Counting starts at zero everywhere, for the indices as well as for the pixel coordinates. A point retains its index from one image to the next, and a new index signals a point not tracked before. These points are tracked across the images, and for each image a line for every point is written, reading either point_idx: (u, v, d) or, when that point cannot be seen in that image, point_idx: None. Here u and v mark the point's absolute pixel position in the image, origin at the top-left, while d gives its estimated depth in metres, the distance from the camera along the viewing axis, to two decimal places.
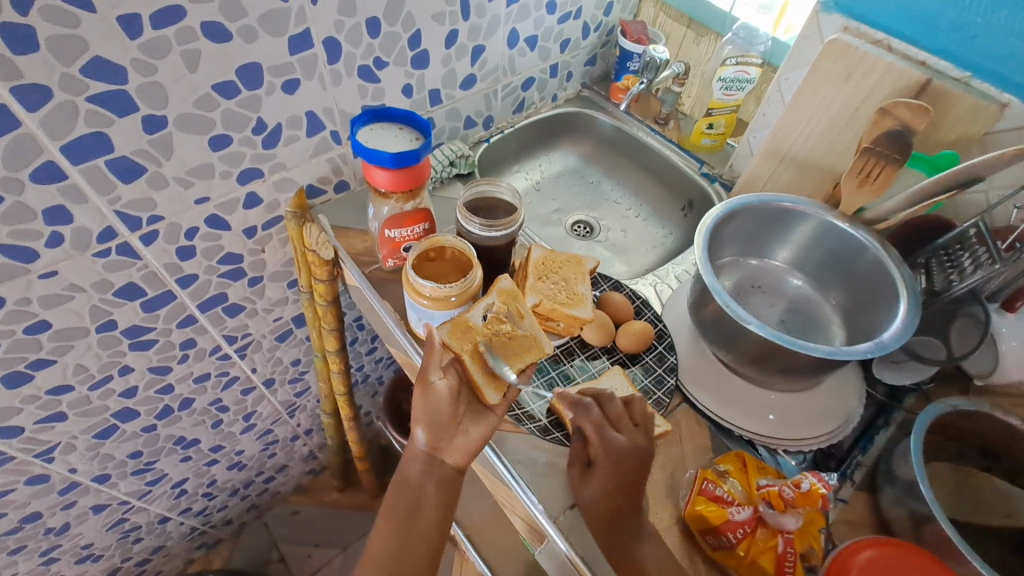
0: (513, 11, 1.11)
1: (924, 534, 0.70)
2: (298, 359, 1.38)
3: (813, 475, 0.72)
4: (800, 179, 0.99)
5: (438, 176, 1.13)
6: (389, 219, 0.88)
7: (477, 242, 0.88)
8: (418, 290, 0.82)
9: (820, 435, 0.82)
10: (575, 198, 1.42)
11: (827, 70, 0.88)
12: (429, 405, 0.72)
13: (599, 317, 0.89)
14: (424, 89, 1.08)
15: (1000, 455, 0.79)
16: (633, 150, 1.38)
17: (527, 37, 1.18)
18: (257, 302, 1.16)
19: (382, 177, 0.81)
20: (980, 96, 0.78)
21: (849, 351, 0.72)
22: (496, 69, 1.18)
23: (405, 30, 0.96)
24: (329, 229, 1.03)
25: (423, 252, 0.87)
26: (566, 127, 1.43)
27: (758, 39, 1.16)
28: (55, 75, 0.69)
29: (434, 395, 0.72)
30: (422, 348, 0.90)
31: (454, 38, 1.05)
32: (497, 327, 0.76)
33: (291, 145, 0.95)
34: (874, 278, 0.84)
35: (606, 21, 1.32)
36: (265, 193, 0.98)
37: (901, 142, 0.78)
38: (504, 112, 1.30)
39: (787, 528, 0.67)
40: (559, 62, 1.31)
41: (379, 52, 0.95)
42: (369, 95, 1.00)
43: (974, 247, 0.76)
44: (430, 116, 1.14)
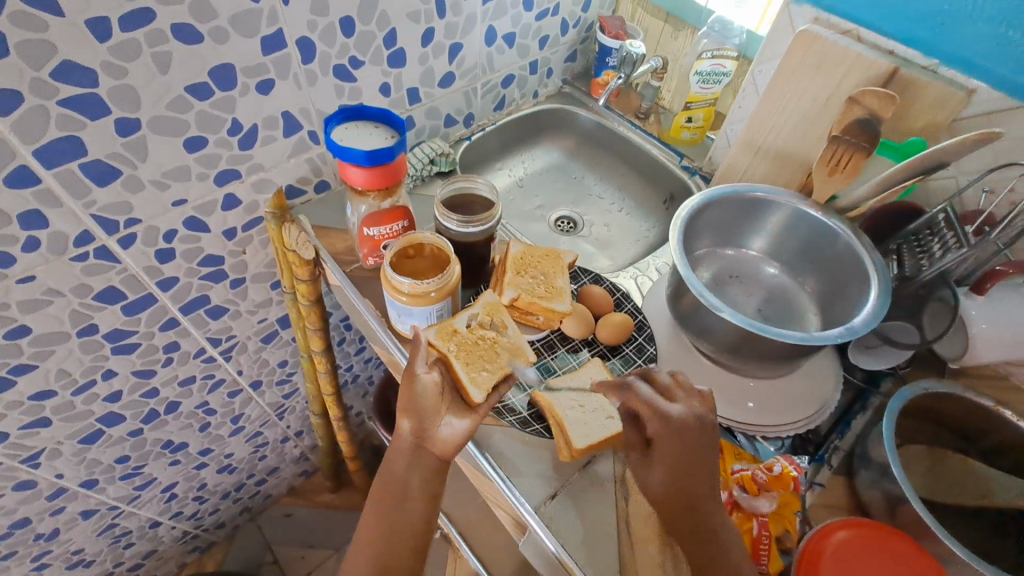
0: (489, 9, 1.11)
1: (898, 515, 0.71)
2: (285, 361, 1.38)
3: (785, 458, 0.73)
4: (776, 170, 1.00)
5: (418, 174, 1.14)
6: (367, 217, 0.89)
7: (455, 238, 0.90)
8: (396, 287, 0.82)
9: (797, 421, 0.83)
10: (558, 193, 1.43)
11: (798, 62, 0.89)
12: (414, 394, 0.74)
13: (578, 309, 0.89)
14: (401, 87, 1.08)
15: (975, 436, 0.80)
16: (615, 146, 1.38)
17: (505, 35, 1.19)
18: (240, 303, 1.16)
19: (358, 175, 0.81)
20: (946, 83, 0.79)
21: (820, 337, 0.73)
22: (474, 67, 1.18)
23: (380, 30, 0.96)
24: (309, 229, 1.03)
25: (401, 250, 0.88)
26: (548, 123, 1.43)
27: (733, 32, 1.17)
28: (25, 78, 0.68)
29: (420, 383, 0.74)
30: (403, 345, 0.90)
31: (430, 37, 1.05)
32: (480, 332, 0.81)
33: (268, 146, 0.96)
34: (846, 265, 0.85)
35: (584, 18, 1.32)
36: (244, 194, 0.98)
37: (870, 130, 0.80)
38: (484, 109, 1.30)
39: (761, 511, 0.68)
40: (539, 59, 1.32)
41: (354, 52, 0.96)
42: (346, 94, 1.00)
43: (943, 232, 0.78)
44: (409, 115, 1.14)
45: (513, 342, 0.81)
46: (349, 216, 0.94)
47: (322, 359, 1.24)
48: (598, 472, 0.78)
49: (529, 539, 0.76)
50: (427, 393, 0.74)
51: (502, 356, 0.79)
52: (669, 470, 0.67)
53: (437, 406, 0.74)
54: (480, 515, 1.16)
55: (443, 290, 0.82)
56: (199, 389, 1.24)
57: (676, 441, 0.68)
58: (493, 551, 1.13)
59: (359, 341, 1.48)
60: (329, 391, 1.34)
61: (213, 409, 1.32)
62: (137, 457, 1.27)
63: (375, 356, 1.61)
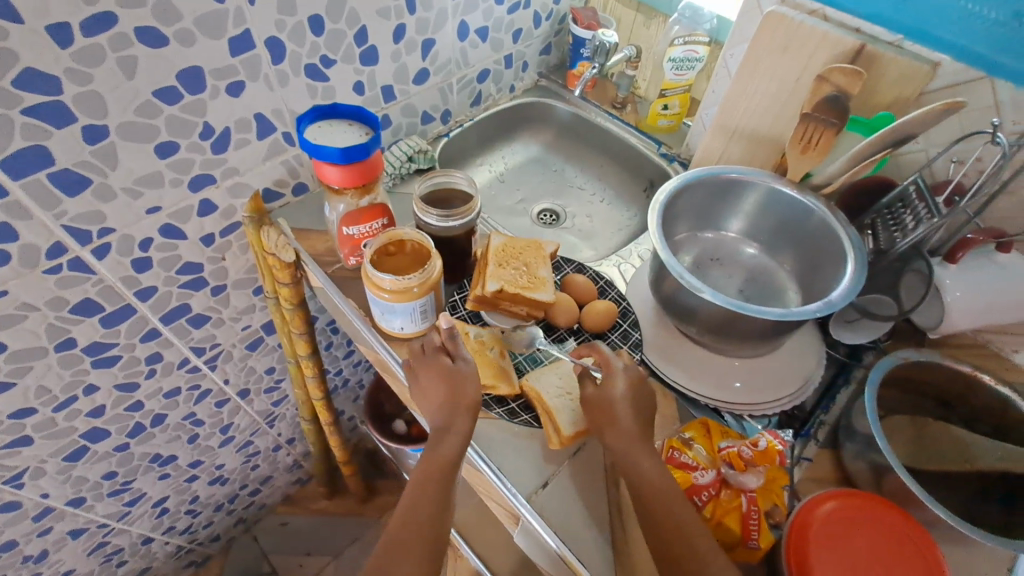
0: (460, 3, 1.11)
1: (884, 483, 0.72)
2: (272, 368, 1.37)
3: (770, 433, 0.74)
4: (751, 151, 1.01)
5: (397, 172, 1.13)
6: (345, 215, 0.88)
7: (436, 233, 0.89)
8: (378, 284, 0.81)
9: (784, 397, 0.84)
10: (540, 186, 1.43)
11: (768, 43, 0.89)
12: (444, 384, 0.76)
13: (562, 299, 0.89)
14: (375, 85, 1.07)
15: (955, 403, 0.82)
16: (593, 137, 1.39)
17: (477, 29, 1.18)
18: (223, 311, 1.15)
19: (333, 173, 0.81)
20: (912, 58, 0.81)
21: (799, 313, 0.74)
22: (448, 62, 1.18)
23: (350, 27, 0.96)
24: (289, 232, 1.03)
25: (382, 247, 0.87)
26: (527, 117, 1.43)
27: (704, 18, 1.18)
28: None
29: (452, 374, 0.76)
30: (389, 344, 0.89)
31: (402, 33, 1.04)
32: (480, 349, 0.83)
33: (242, 149, 0.95)
34: (823, 241, 0.86)
35: (556, 10, 1.32)
36: (220, 200, 0.97)
37: (839, 106, 0.81)
38: (461, 105, 1.30)
39: (749, 487, 0.69)
40: (513, 53, 1.32)
41: (325, 51, 0.95)
42: (319, 94, 0.99)
43: (915, 204, 0.79)
44: (385, 113, 1.13)
45: (506, 373, 0.82)
46: (327, 216, 0.93)
47: (309, 361, 1.23)
48: (588, 459, 0.78)
49: (524, 529, 0.76)
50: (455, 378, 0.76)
51: (492, 380, 0.81)
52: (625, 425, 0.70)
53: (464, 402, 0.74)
54: (476, 511, 1.16)
55: (426, 284, 0.82)
56: (185, 400, 1.22)
57: (618, 409, 0.71)
58: (490, 546, 1.13)
59: (346, 344, 1.46)
60: (317, 396, 1.33)
61: (201, 420, 1.30)
62: (125, 472, 1.25)
63: (364, 359, 1.60)
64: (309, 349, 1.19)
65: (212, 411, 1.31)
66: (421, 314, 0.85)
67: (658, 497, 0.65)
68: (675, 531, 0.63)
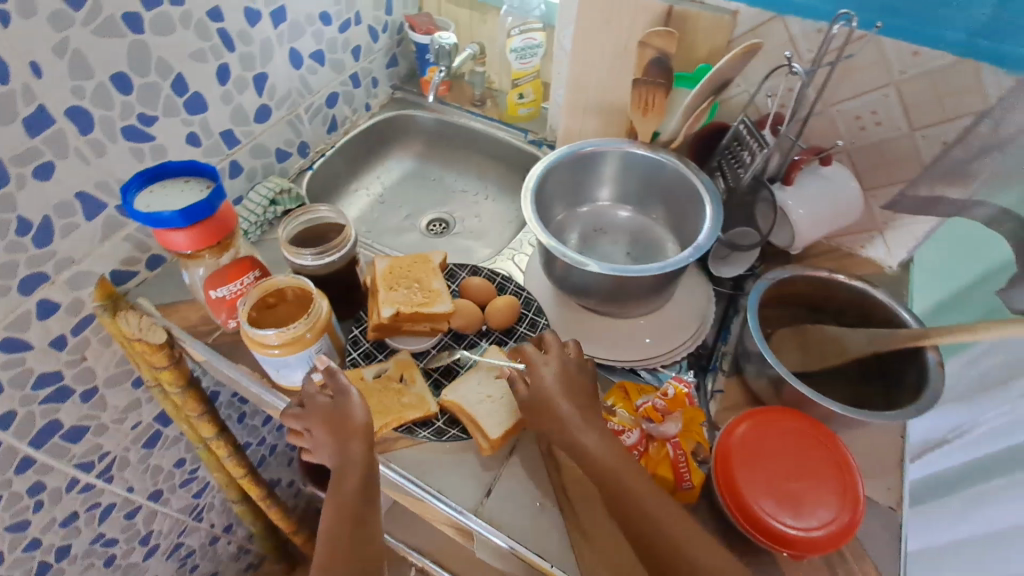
0: (284, 31, 1.06)
1: (784, 393, 0.79)
2: (182, 459, 1.24)
3: (677, 379, 0.77)
4: (606, 121, 1.05)
5: (262, 219, 1.06)
6: (210, 278, 0.81)
7: (315, 274, 0.85)
8: (263, 341, 0.75)
9: (686, 340, 0.90)
10: (422, 198, 1.40)
11: (589, 19, 0.94)
12: (335, 422, 0.73)
13: (462, 306, 0.88)
14: (213, 133, 0.99)
15: (825, 306, 0.91)
16: (461, 138, 1.39)
17: (311, 54, 1.14)
18: (103, 415, 1.02)
19: (180, 239, 0.74)
20: (714, 10, 0.88)
21: (676, 262, 0.79)
22: (289, 94, 1.12)
23: (164, 78, 0.88)
24: (152, 311, 0.93)
25: (260, 301, 0.81)
26: (390, 132, 1.40)
27: (532, 5, 1.22)
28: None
29: (337, 412, 0.72)
30: (293, 398, 0.83)
31: (227, 74, 0.98)
32: (384, 382, 0.81)
33: (71, 235, 0.84)
34: (682, 191, 0.92)
35: (390, 21, 1.31)
36: (61, 296, 0.86)
37: (664, 67, 0.86)
38: (317, 134, 1.24)
39: (670, 434, 0.72)
40: (358, 71, 1.28)
41: (141, 109, 0.86)
42: (148, 155, 0.90)
43: (747, 141, 0.86)
44: (233, 160, 1.06)
45: (418, 398, 0.80)
46: (190, 285, 0.85)
47: (219, 441, 1.12)
48: (523, 454, 0.78)
49: (481, 542, 0.75)
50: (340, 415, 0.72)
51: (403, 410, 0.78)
52: (571, 406, 0.69)
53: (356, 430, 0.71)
54: (438, 538, 1.13)
55: (311, 328, 0.77)
56: (86, 522, 1.11)
57: (555, 399, 0.70)
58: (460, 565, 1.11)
59: (261, 409, 1.36)
60: (241, 474, 1.22)
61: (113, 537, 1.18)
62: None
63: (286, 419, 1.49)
64: (218, 427, 1.09)
65: (125, 524, 1.19)
66: (319, 361, 0.80)
67: (613, 473, 0.65)
68: (634, 502, 0.63)
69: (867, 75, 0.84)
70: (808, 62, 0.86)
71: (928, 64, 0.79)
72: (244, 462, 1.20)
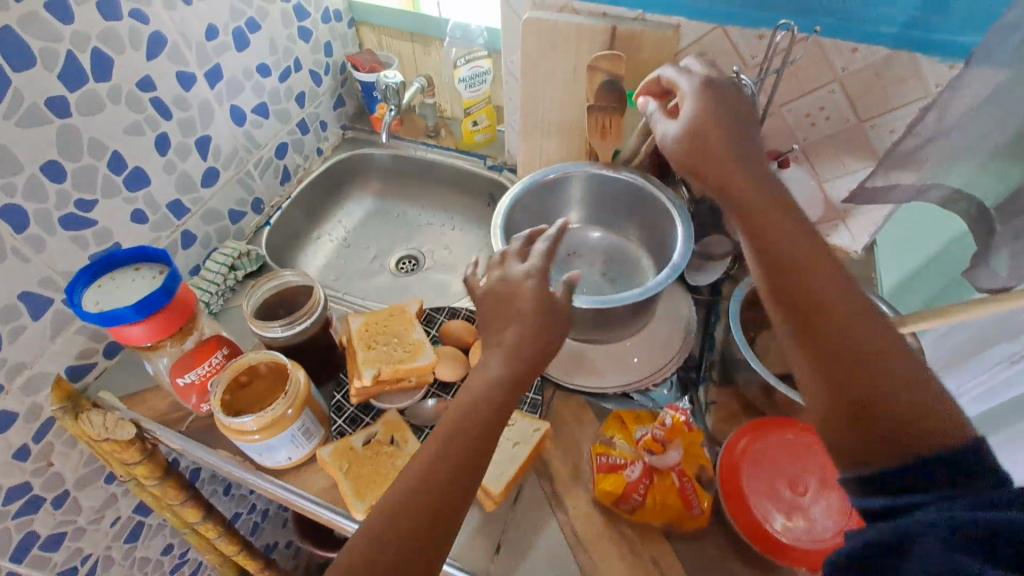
0: (222, 90, 1.02)
1: (777, 398, 0.79)
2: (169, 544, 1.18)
3: (672, 407, 0.76)
4: (565, 143, 1.04)
5: (224, 287, 1.01)
6: (174, 366, 0.77)
7: (286, 344, 0.81)
8: (241, 429, 0.71)
9: (674, 356, 0.90)
10: (388, 236, 1.36)
11: (535, 47, 0.93)
12: (485, 394, 0.56)
13: (445, 354, 0.86)
14: (160, 206, 0.94)
15: None
16: (420, 171, 1.36)
17: (253, 109, 1.10)
18: (80, 517, 0.96)
19: (137, 333, 0.69)
20: (657, 27, 0.87)
21: (656, 285, 0.78)
22: (236, 153, 1.08)
23: (99, 159, 0.83)
24: (117, 405, 0.88)
25: (232, 383, 0.77)
26: (347, 174, 1.36)
27: (474, 34, 1.20)
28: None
29: (547, 294, 0.61)
30: (281, 478, 0.79)
31: (166, 142, 0.93)
32: (375, 448, 0.77)
33: (18, 340, 0.78)
34: (650, 208, 0.92)
35: (331, 62, 1.27)
36: (15, 404, 0.80)
37: (616, 90, 0.86)
38: (271, 187, 1.20)
39: (674, 462, 0.71)
40: (305, 117, 1.24)
41: (78, 194, 0.81)
42: (93, 241, 0.85)
43: None
44: (185, 229, 1.01)
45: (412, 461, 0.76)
46: (155, 375, 0.80)
47: (208, 522, 1.07)
48: (527, 501, 0.76)
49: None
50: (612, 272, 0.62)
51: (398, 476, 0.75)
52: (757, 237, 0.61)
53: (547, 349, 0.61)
54: None
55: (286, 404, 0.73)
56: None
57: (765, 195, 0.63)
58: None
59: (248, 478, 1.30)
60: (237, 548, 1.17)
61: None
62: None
63: None
64: (206, 508, 1.04)
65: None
66: (304, 436, 0.76)
67: (818, 290, 0.56)
68: (878, 358, 0.52)
69: (812, 75, 0.85)
70: (754, 69, 0.87)
71: (869, 59, 0.80)
72: (237, 539, 1.15)
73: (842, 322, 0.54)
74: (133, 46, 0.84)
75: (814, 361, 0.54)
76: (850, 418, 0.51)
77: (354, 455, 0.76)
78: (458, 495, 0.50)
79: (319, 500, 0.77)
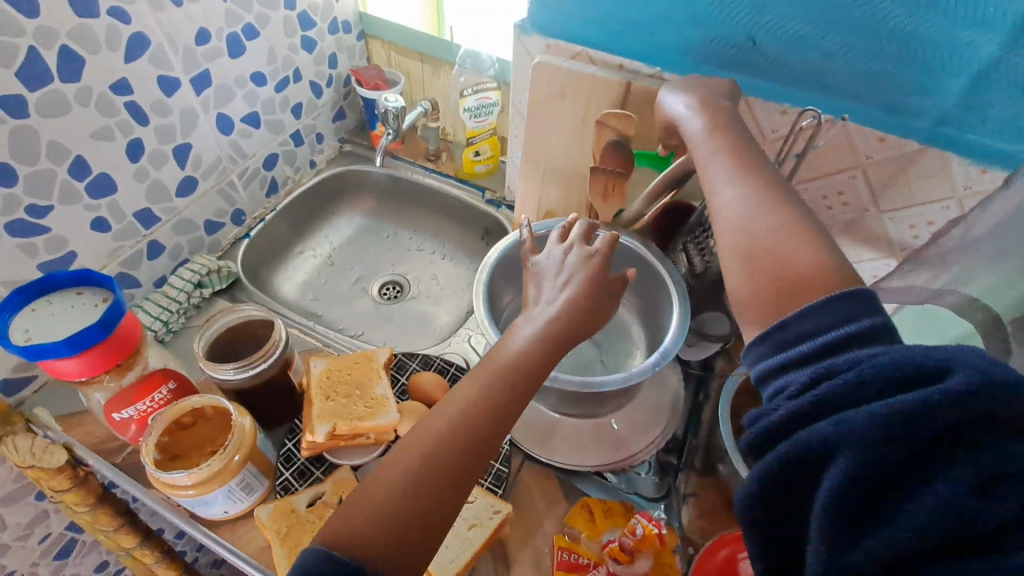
0: (209, 97, 0.96)
1: None
2: (104, 562, 1.11)
3: (645, 515, 0.71)
4: (567, 191, 0.99)
5: (186, 307, 0.95)
6: (111, 401, 0.70)
7: (237, 387, 0.75)
8: (173, 484, 0.65)
9: (656, 437, 0.83)
10: (375, 259, 1.30)
11: (545, 91, 0.88)
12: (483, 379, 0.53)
13: (409, 409, 0.79)
14: (126, 214, 0.88)
15: None
16: (416, 195, 1.30)
17: (242, 117, 1.04)
18: (2, 535, 0.89)
19: (68, 368, 0.63)
20: None
21: (641, 371, 0.72)
22: (218, 162, 1.02)
23: (59, 163, 0.77)
24: (50, 427, 0.81)
25: (172, 424, 0.71)
26: (340, 188, 1.30)
27: (485, 63, 1.15)
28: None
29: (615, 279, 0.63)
30: (216, 533, 0.73)
31: (139, 148, 0.87)
32: (321, 513, 0.70)
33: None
34: (648, 277, 0.87)
35: (334, 74, 1.22)
36: None
37: (622, 151, 0.81)
38: (255, 199, 1.15)
39: (642, 573, 0.68)
40: (300, 129, 1.19)
41: (29, 199, 0.75)
42: (44, 250, 0.79)
43: (712, 228, 0.81)
44: (153, 239, 0.95)
45: None
46: (90, 406, 0.73)
47: (144, 550, 0.99)
48: None
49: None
50: (603, 289, 0.62)
51: None
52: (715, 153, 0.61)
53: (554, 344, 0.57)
54: None
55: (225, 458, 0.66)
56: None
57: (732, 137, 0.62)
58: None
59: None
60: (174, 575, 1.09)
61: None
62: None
63: None
64: (142, 535, 0.97)
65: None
66: (244, 490, 0.70)
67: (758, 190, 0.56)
68: (807, 290, 0.48)
69: (833, 159, 0.79)
70: (772, 143, 0.81)
71: (894, 150, 0.75)
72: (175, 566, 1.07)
73: (786, 261, 0.50)
74: (110, 47, 0.79)
75: (763, 286, 0.51)
76: (766, 306, 0.50)
77: (292, 520, 0.69)
78: (463, 459, 0.48)
79: (254, 561, 0.70)
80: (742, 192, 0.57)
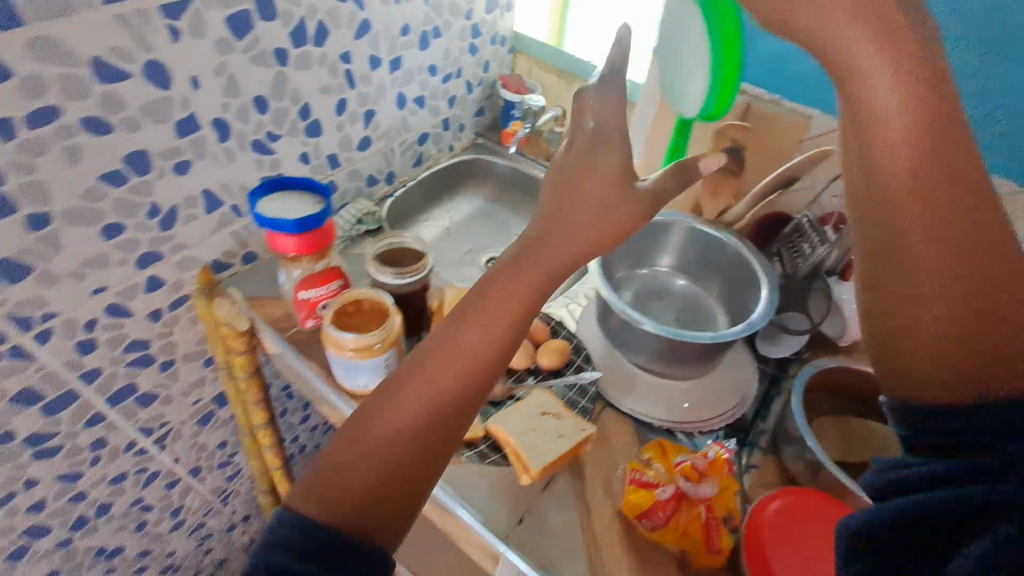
0: (398, 76, 1.20)
1: (822, 477, 0.80)
2: (224, 444, 1.32)
3: (717, 444, 0.81)
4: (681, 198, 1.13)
5: (347, 235, 1.17)
6: (303, 280, 0.92)
7: (392, 291, 0.94)
8: (340, 344, 0.84)
9: (723, 414, 0.92)
10: (488, 236, 1.49)
11: None
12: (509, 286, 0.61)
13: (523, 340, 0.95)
14: (321, 155, 1.12)
15: (871, 402, 0.93)
16: (533, 189, 1.49)
17: (414, 98, 1.28)
18: (171, 387, 1.11)
19: (290, 242, 0.84)
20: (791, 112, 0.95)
21: (727, 334, 0.84)
22: (389, 129, 1.25)
23: (293, 104, 1.01)
24: (242, 301, 1.03)
25: (341, 308, 0.90)
26: (468, 173, 1.52)
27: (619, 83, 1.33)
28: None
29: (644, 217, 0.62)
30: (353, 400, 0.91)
31: (344, 107, 1.11)
32: None
33: (190, 223, 0.95)
34: (738, 268, 0.98)
35: (487, 78, 1.46)
36: (167, 274, 0.96)
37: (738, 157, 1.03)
38: (404, 166, 1.37)
39: (706, 497, 0.75)
40: (450, 116, 1.42)
41: (270, 127, 1.00)
42: (266, 166, 1.03)
43: (810, 234, 0.95)
44: (332, 179, 1.18)
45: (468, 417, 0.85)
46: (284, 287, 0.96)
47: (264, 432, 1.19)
48: (554, 493, 0.82)
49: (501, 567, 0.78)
50: (630, 199, 0.61)
51: None
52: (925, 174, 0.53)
53: (532, 246, 0.61)
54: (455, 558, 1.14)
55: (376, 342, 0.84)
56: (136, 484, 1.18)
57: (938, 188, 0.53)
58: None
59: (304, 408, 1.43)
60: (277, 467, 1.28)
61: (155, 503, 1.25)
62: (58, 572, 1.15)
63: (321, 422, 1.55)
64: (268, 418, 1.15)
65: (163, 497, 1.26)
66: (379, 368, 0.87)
67: (984, 212, 0.53)
68: (1011, 311, 0.52)
69: None
70: None
71: None
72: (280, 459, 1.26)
73: (993, 310, 0.53)
74: (348, 26, 1.03)
75: (964, 311, 0.53)
76: (954, 350, 0.53)
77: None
78: (473, 381, 0.60)
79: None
80: (968, 208, 0.53)
